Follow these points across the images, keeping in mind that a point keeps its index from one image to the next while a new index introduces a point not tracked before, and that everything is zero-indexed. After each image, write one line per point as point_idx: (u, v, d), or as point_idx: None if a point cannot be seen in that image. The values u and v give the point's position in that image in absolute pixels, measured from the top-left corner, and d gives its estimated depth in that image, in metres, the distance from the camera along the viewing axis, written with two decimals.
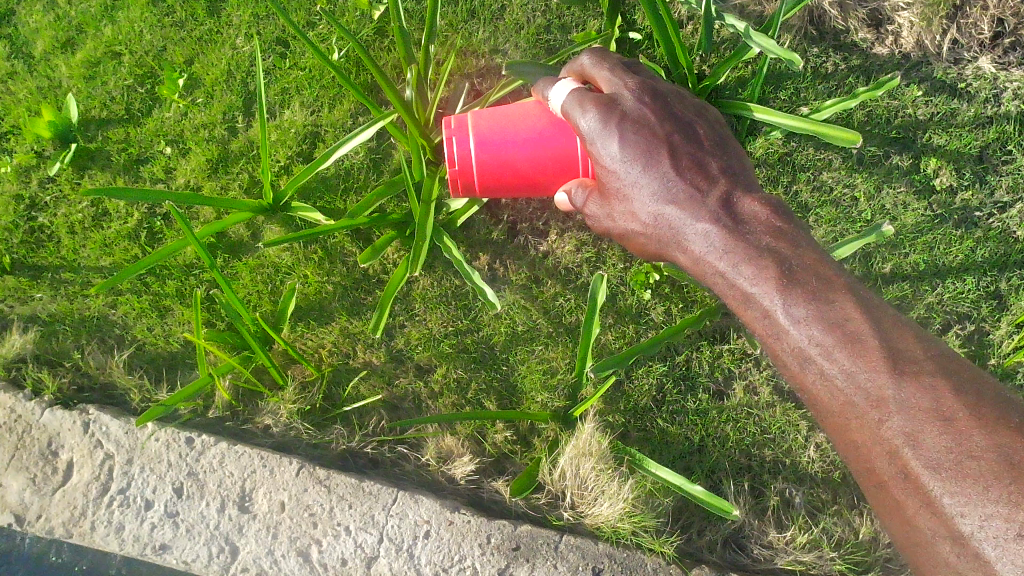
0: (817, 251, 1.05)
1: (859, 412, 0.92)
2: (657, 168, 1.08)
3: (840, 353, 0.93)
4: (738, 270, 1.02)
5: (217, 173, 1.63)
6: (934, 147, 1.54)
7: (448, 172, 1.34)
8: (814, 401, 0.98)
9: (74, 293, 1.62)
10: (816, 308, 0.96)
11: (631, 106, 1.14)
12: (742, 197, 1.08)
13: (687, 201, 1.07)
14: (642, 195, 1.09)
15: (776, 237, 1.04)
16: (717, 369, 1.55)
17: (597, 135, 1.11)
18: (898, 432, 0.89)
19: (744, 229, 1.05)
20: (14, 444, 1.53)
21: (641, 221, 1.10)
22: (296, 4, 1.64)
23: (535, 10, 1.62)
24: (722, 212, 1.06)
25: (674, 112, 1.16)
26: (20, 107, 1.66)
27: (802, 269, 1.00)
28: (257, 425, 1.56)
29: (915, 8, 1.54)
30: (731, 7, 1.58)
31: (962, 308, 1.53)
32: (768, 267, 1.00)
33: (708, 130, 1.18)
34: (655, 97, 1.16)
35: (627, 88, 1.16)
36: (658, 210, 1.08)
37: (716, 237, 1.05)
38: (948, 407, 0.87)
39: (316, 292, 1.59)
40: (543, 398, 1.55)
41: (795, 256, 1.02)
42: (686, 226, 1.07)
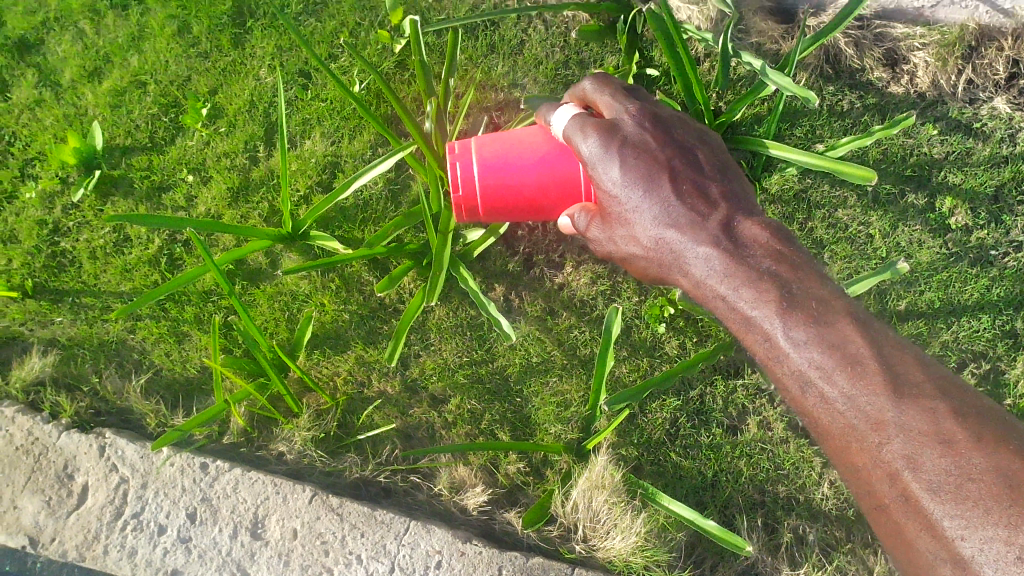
0: (818, 275, 1.05)
1: (859, 435, 0.92)
2: (657, 192, 1.09)
3: (839, 376, 0.93)
4: (738, 293, 1.02)
5: (238, 201, 1.65)
6: (949, 186, 1.54)
7: (452, 197, 1.36)
8: (815, 425, 0.98)
9: (94, 317, 1.64)
10: (816, 331, 0.96)
11: (631, 130, 1.14)
12: (743, 221, 1.09)
13: (687, 225, 1.07)
14: (643, 219, 1.09)
15: (776, 261, 1.04)
16: (731, 404, 1.55)
17: (598, 159, 1.11)
18: (898, 455, 0.88)
19: (744, 252, 1.05)
20: (30, 466, 1.54)
21: (642, 244, 1.10)
22: (319, 37, 1.68)
23: (554, 45, 1.64)
24: (722, 236, 1.06)
25: (675, 136, 1.16)
26: (47, 134, 1.69)
27: (802, 293, 1.01)
28: (271, 451, 1.56)
29: (930, 48, 1.54)
30: (748, 45, 1.60)
31: (977, 347, 1.53)
32: (769, 290, 1.00)
33: (709, 156, 1.18)
34: (656, 122, 1.16)
35: (628, 113, 1.17)
36: (659, 234, 1.08)
37: (716, 260, 1.05)
38: (948, 430, 0.87)
39: (333, 320, 1.60)
40: (556, 430, 1.56)
41: (795, 280, 1.02)
42: (686, 249, 1.07)
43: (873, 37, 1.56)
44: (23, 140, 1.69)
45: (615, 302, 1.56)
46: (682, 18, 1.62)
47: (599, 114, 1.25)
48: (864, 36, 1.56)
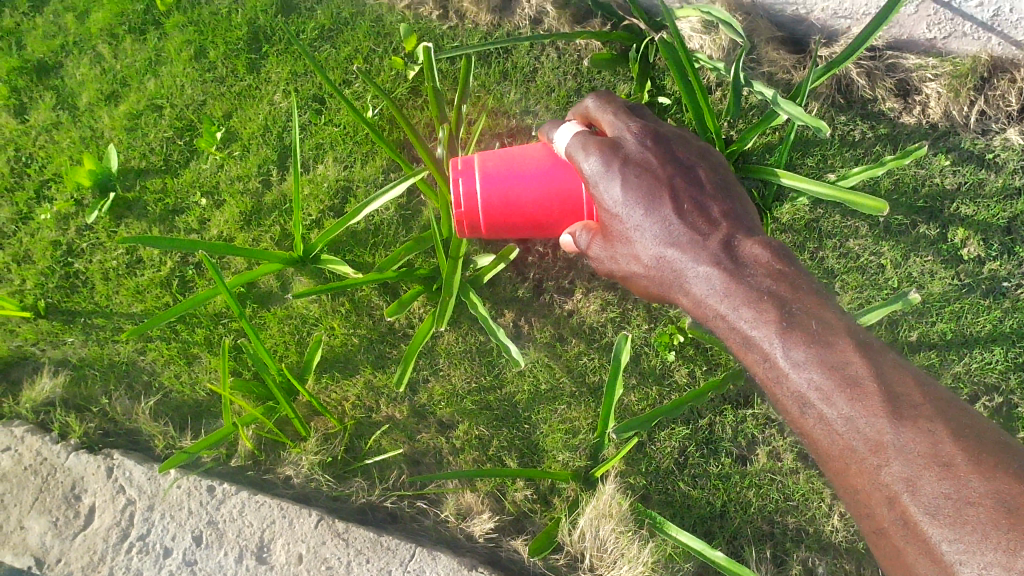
0: (819, 293, 1.04)
1: (858, 457, 0.91)
2: (658, 211, 1.10)
3: (838, 398, 0.93)
4: (737, 313, 1.03)
5: (250, 225, 1.66)
6: (961, 217, 1.54)
7: (453, 213, 1.36)
8: (814, 446, 0.97)
9: (105, 338, 1.65)
10: (815, 351, 0.96)
11: (634, 149, 1.15)
12: (744, 240, 1.09)
13: (688, 244, 1.08)
14: (645, 238, 1.10)
15: (777, 280, 1.04)
16: (741, 434, 1.54)
17: (600, 177, 1.13)
18: (897, 478, 0.87)
19: (744, 271, 1.05)
20: (38, 486, 1.54)
21: (643, 263, 1.11)
22: (333, 63, 1.69)
23: (566, 73, 1.65)
24: (722, 255, 1.06)
25: (678, 155, 1.17)
26: (63, 156, 1.71)
27: (802, 312, 1.00)
28: (278, 475, 1.56)
29: (942, 79, 1.54)
30: (759, 74, 1.61)
31: (989, 379, 1.52)
32: (768, 310, 1.00)
33: (713, 174, 1.18)
34: (658, 139, 1.17)
35: (630, 132, 1.18)
36: (660, 253, 1.09)
37: (716, 279, 1.05)
38: (947, 452, 0.85)
39: (342, 344, 1.60)
40: (564, 457, 1.55)
41: (795, 299, 1.02)
42: (687, 267, 1.08)
43: (885, 67, 1.56)
44: (40, 161, 1.71)
45: (625, 330, 1.56)
46: (694, 47, 1.63)
47: (602, 131, 1.26)
48: (876, 67, 1.56)
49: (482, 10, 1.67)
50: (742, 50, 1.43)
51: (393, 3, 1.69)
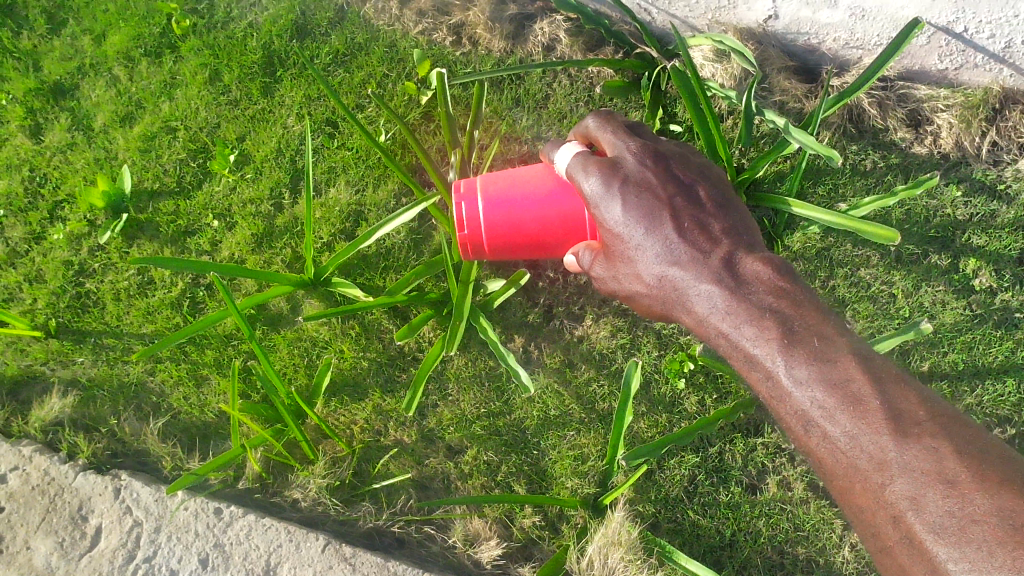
0: (821, 310, 1.04)
1: (862, 476, 0.90)
2: (658, 230, 1.09)
3: (841, 416, 0.92)
4: (740, 331, 1.03)
5: (262, 247, 1.67)
6: (973, 247, 1.53)
7: (457, 236, 1.37)
8: (818, 465, 0.97)
9: (115, 358, 1.65)
10: (818, 369, 0.96)
11: (634, 168, 1.15)
12: (744, 257, 1.08)
13: (689, 262, 1.08)
14: (647, 257, 1.10)
15: (778, 297, 1.04)
16: (751, 463, 1.53)
17: (601, 198, 1.13)
18: (902, 496, 0.86)
19: (746, 289, 1.05)
20: (45, 506, 1.54)
21: (646, 282, 1.11)
22: (347, 87, 1.70)
23: (578, 100, 1.66)
24: (723, 272, 1.06)
25: (678, 173, 1.16)
26: (77, 177, 1.72)
27: (804, 329, 1.00)
28: (286, 498, 1.56)
29: (954, 110, 1.54)
30: (771, 103, 1.61)
31: (1002, 411, 1.51)
32: (770, 328, 1.00)
33: (714, 192, 1.18)
34: (657, 158, 1.17)
35: (629, 151, 1.17)
36: (662, 271, 1.09)
37: (718, 297, 1.05)
38: (951, 469, 0.84)
39: (352, 367, 1.60)
40: (573, 484, 1.53)
41: (797, 316, 1.02)
42: (690, 286, 1.08)
43: (897, 98, 1.57)
44: (54, 182, 1.72)
45: (635, 357, 1.55)
46: (705, 75, 1.63)
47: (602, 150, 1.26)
48: (888, 97, 1.57)
49: (495, 37, 1.69)
50: (755, 81, 1.43)
51: (407, 29, 1.71)
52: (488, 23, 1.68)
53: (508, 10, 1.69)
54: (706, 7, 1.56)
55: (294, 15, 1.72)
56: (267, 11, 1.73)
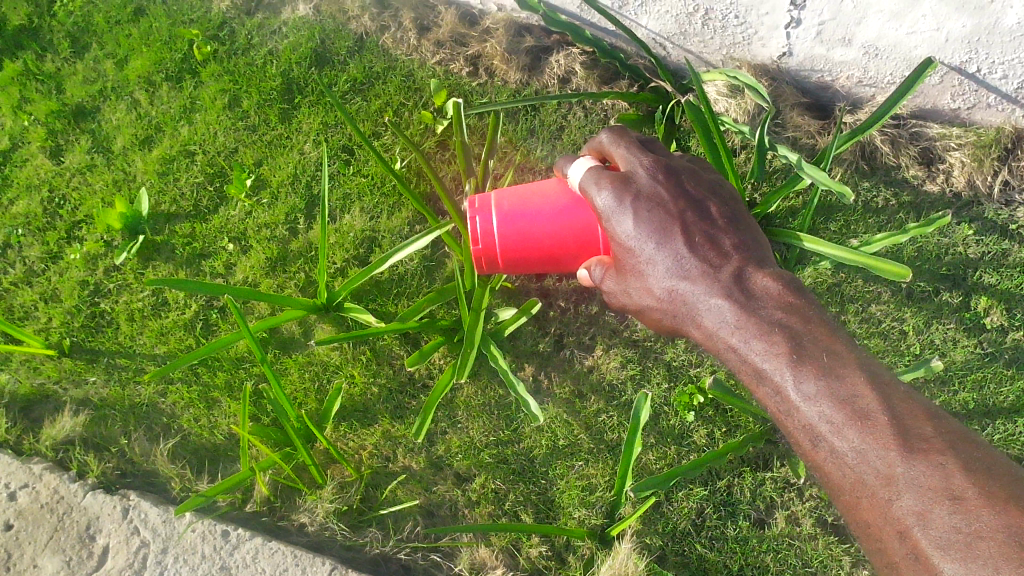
0: (830, 326, 1.05)
1: (869, 490, 0.91)
2: (669, 245, 1.10)
3: (849, 431, 0.93)
4: (749, 345, 1.03)
5: (276, 271, 1.68)
6: (984, 285, 1.54)
7: (472, 250, 1.38)
8: (826, 480, 0.97)
9: (127, 379, 1.66)
10: (826, 385, 0.96)
11: (646, 183, 1.15)
12: (755, 273, 1.09)
13: (700, 277, 1.08)
14: (657, 271, 1.10)
15: (788, 313, 1.04)
16: (760, 497, 1.52)
17: (613, 212, 1.13)
18: (908, 511, 0.87)
19: (756, 305, 1.05)
20: (53, 524, 1.54)
21: (655, 295, 1.11)
22: (364, 115, 1.73)
23: (593, 132, 1.68)
24: (733, 288, 1.06)
25: (690, 189, 1.16)
26: (96, 198, 1.74)
27: (813, 344, 1.00)
28: (292, 521, 1.56)
29: (966, 148, 1.55)
30: (784, 138, 1.63)
31: (1013, 450, 1.50)
32: (778, 342, 1.01)
33: (725, 208, 1.18)
34: (670, 173, 1.17)
35: (642, 167, 1.17)
36: (672, 286, 1.09)
37: (728, 312, 1.05)
38: (958, 486, 0.85)
39: (362, 393, 1.61)
40: (581, 514, 1.53)
41: (806, 332, 1.02)
42: (700, 301, 1.08)
43: (909, 136, 1.58)
44: (72, 203, 1.75)
45: (644, 388, 1.55)
46: (719, 109, 1.66)
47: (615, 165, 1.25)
48: (900, 134, 1.58)
49: (512, 68, 1.71)
50: (767, 115, 1.44)
51: (425, 59, 1.73)
52: (505, 55, 1.70)
53: (524, 42, 1.71)
54: (720, 43, 1.58)
55: (313, 42, 1.75)
56: (287, 38, 1.76)
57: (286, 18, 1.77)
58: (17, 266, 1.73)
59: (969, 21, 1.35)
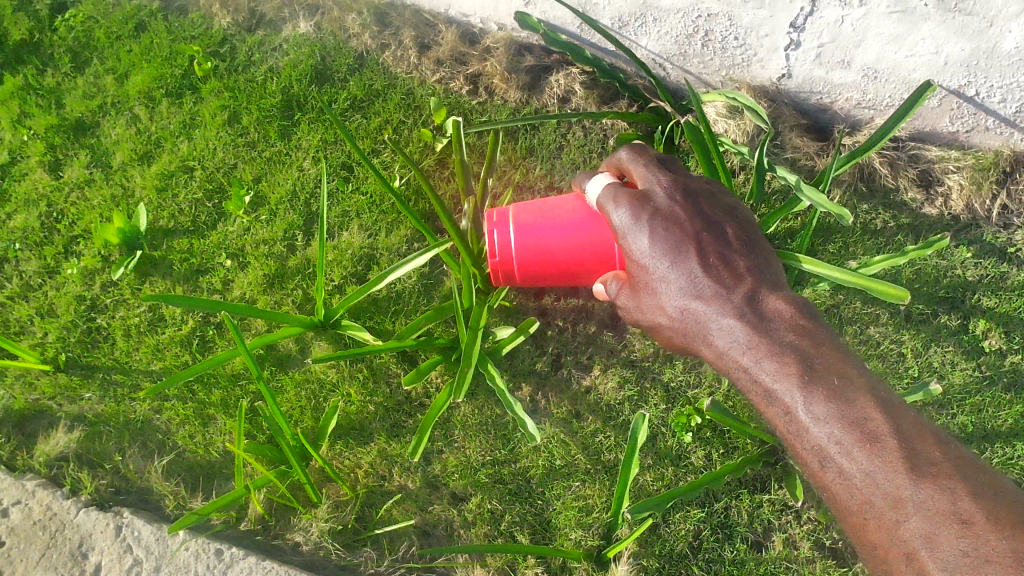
0: (842, 348, 1.04)
1: (876, 512, 0.91)
2: (683, 263, 1.08)
3: (858, 452, 0.92)
4: (760, 366, 1.02)
5: (273, 288, 1.67)
6: (982, 309, 1.54)
7: (489, 262, 1.37)
8: (833, 499, 0.97)
9: (122, 395, 1.65)
10: (837, 407, 0.95)
11: (662, 201, 1.14)
12: (768, 293, 1.07)
13: (713, 297, 1.06)
14: (670, 289, 1.09)
15: (800, 334, 1.03)
16: (757, 519, 1.51)
17: (628, 229, 1.12)
18: (916, 534, 0.86)
19: (768, 326, 1.04)
20: (45, 542, 1.53)
21: (668, 314, 1.10)
22: (363, 132, 1.73)
23: (592, 151, 1.68)
24: (746, 308, 1.05)
25: (707, 209, 1.15)
26: (94, 213, 1.74)
27: (824, 366, 1.00)
28: (287, 541, 1.55)
29: (964, 171, 1.55)
30: (783, 160, 1.63)
31: (1012, 475, 1.49)
32: (790, 364, 1.00)
33: (740, 227, 1.16)
34: (687, 191, 1.15)
35: (659, 184, 1.16)
36: (685, 305, 1.08)
37: (739, 332, 1.04)
38: (966, 510, 0.84)
39: (359, 411, 1.60)
40: (577, 536, 1.51)
41: (818, 353, 1.01)
42: (713, 320, 1.07)
43: (908, 158, 1.58)
44: (71, 218, 1.74)
45: (642, 409, 1.55)
46: (718, 130, 1.66)
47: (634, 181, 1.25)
48: (899, 157, 1.58)
49: (512, 87, 1.71)
50: (766, 136, 1.44)
51: (425, 78, 1.74)
52: (505, 74, 1.71)
53: (525, 61, 1.71)
54: (720, 64, 1.58)
55: (313, 60, 1.76)
56: (288, 55, 1.77)
57: (287, 35, 1.78)
58: (14, 280, 1.72)
59: (967, 45, 1.35)
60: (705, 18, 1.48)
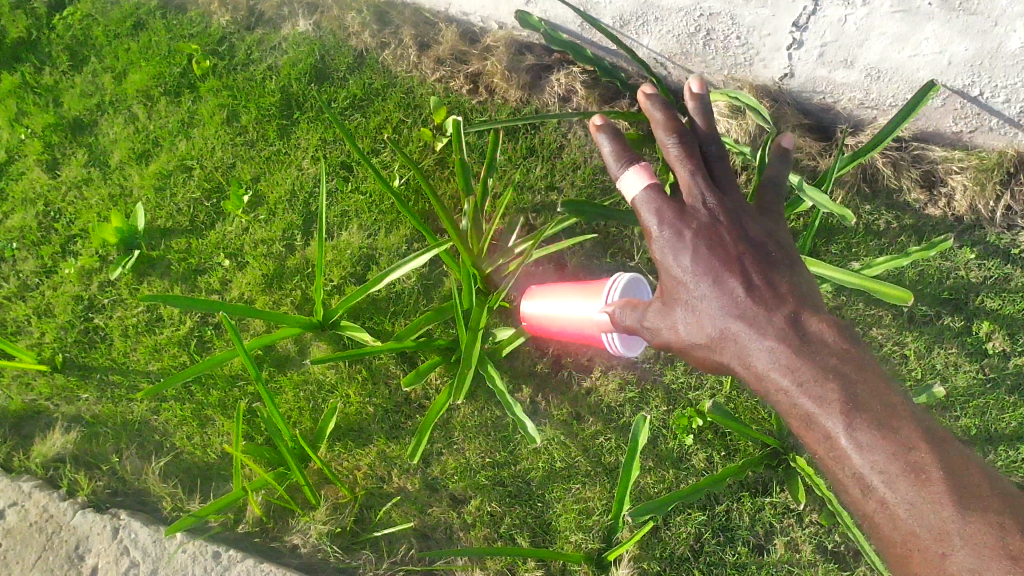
0: (886, 376, 1.00)
1: (921, 545, 0.86)
2: (725, 283, 1.07)
3: (903, 483, 0.88)
4: (801, 389, 0.98)
5: (272, 288, 1.66)
6: (986, 310, 1.53)
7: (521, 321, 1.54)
8: (874, 532, 0.93)
9: (119, 396, 1.64)
10: (881, 434, 0.92)
11: (706, 221, 1.13)
12: (809, 316, 1.04)
13: (753, 317, 1.04)
14: (709, 308, 1.07)
15: (843, 359, 0.99)
16: (759, 522, 1.50)
17: (672, 246, 1.12)
18: (964, 569, 0.82)
19: (811, 348, 1.00)
20: (42, 544, 1.52)
21: (705, 332, 1.07)
22: (363, 132, 1.72)
23: (593, 151, 1.67)
24: (788, 331, 1.02)
25: (749, 231, 1.14)
26: (92, 212, 1.73)
27: (868, 393, 0.96)
28: (285, 543, 1.54)
29: (967, 172, 1.53)
30: (786, 160, 1.63)
31: (1016, 478, 1.48)
32: (833, 388, 0.96)
33: (780, 250, 1.14)
34: (731, 213, 1.14)
35: (705, 202, 1.15)
36: (724, 324, 1.06)
37: (779, 353, 1.01)
38: (1016, 546, 0.81)
39: (358, 413, 1.59)
40: (577, 539, 1.50)
41: (862, 378, 0.97)
42: (752, 341, 1.03)
43: (911, 159, 1.57)
44: (68, 217, 1.73)
45: (643, 411, 1.53)
46: (720, 130, 1.65)
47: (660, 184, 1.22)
48: (902, 158, 1.57)
49: (513, 86, 1.70)
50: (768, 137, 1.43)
51: (425, 77, 1.73)
52: (506, 73, 1.69)
53: (526, 61, 1.70)
54: (722, 64, 1.58)
55: (312, 59, 1.74)
56: (287, 54, 1.76)
57: (286, 33, 1.77)
58: (11, 279, 1.71)
59: (972, 45, 1.33)
60: (707, 17, 1.47)
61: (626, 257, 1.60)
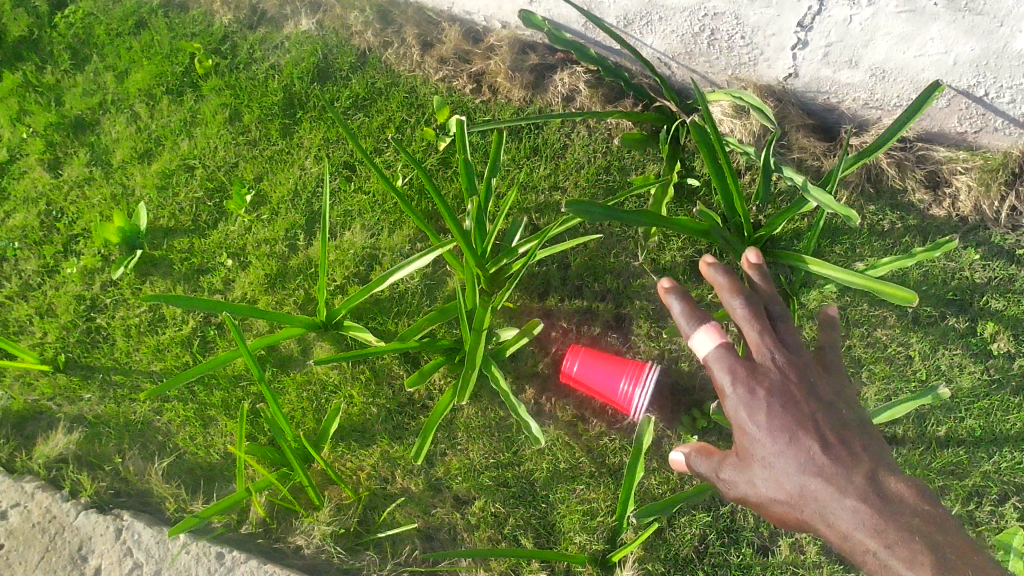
0: (971, 544, 0.95)
1: None
2: (801, 440, 1.00)
3: None
4: (892, 552, 0.92)
5: (275, 288, 1.66)
6: (991, 311, 1.52)
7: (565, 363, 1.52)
8: None
9: (122, 396, 1.63)
10: None
11: (776, 372, 1.06)
12: (888, 477, 0.99)
13: (834, 475, 0.98)
14: (786, 468, 1.00)
15: (927, 523, 0.94)
16: (763, 524, 1.50)
17: (746, 402, 1.04)
18: None
19: (893, 511, 0.95)
20: (45, 545, 1.52)
21: (783, 492, 1.00)
22: (365, 131, 1.71)
23: (596, 151, 1.67)
24: (870, 493, 0.96)
25: (818, 388, 1.08)
26: (94, 212, 1.72)
27: (960, 560, 0.90)
28: (289, 544, 1.54)
29: (972, 172, 1.53)
30: (789, 160, 1.63)
31: (1019, 479, 1.49)
32: (925, 556, 0.90)
33: (849, 409, 1.08)
34: (800, 369, 1.08)
35: (774, 358, 1.08)
36: (803, 483, 0.98)
37: (867, 516, 0.94)
38: None
39: (361, 413, 1.59)
40: (582, 539, 1.51)
41: (948, 544, 0.92)
42: (834, 502, 0.96)
43: (915, 159, 1.56)
44: (70, 216, 1.73)
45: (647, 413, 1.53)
46: (724, 130, 1.65)
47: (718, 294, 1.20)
48: (906, 158, 1.56)
49: (516, 86, 1.69)
50: (773, 137, 1.43)
51: (427, 76, 1.72)
52: (509, 73, 1.68)
53: (529, 60, 1.68)
54: (726, 64, 1.57)
55: (315, 58, 1.74)
56: (290, 53, 1.75)
57: (288, 33, 1.77)
58: (13, 279, 1.71)
59: (977, 45, 1.33)
60: (712, 17, 1.46)
61: (630, 257, 1.59)
